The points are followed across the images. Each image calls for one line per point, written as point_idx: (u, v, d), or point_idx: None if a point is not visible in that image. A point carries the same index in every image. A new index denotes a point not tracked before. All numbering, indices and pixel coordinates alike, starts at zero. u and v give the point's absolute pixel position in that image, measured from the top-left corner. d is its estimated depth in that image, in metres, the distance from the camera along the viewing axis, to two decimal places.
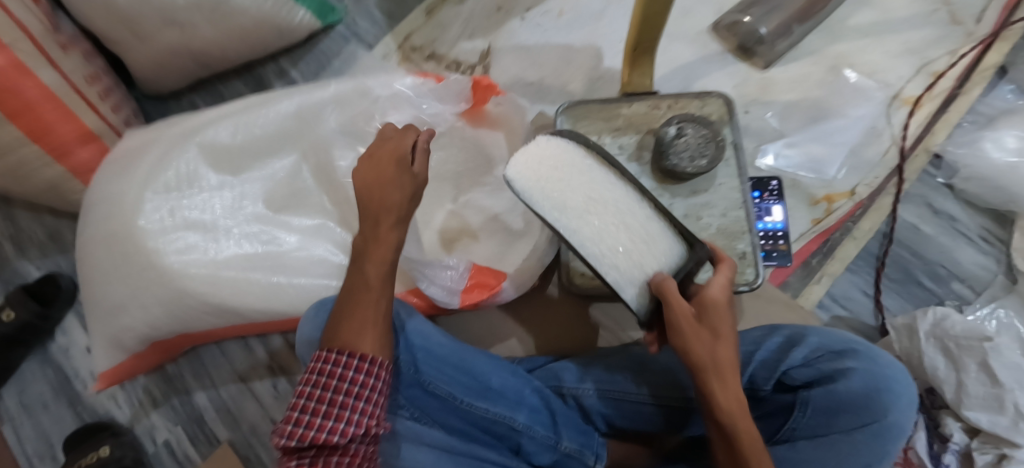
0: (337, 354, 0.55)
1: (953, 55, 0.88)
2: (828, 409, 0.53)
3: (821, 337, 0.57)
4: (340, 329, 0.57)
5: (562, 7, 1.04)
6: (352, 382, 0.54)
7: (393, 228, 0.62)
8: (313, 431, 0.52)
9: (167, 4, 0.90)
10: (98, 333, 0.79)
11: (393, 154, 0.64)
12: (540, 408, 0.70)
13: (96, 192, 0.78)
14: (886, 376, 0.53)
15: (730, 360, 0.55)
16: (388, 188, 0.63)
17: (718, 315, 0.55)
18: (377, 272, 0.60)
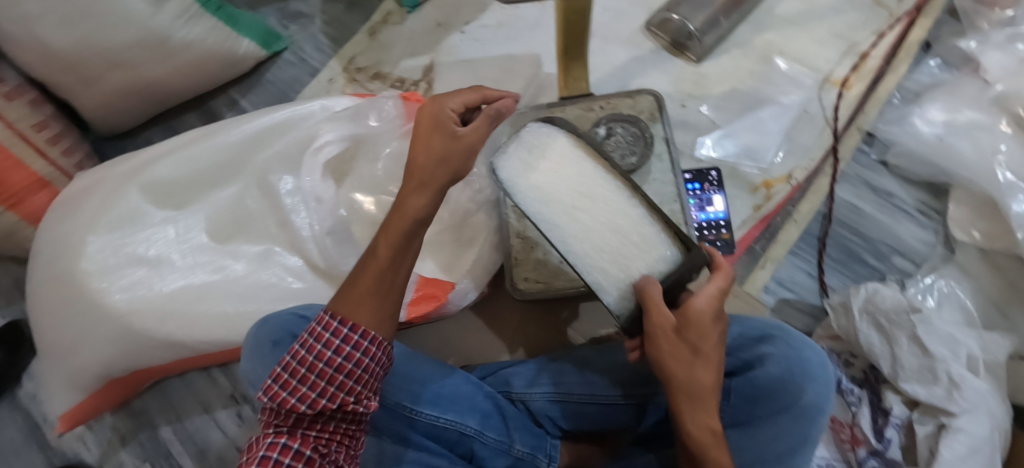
0: (332, 320, 0.53)
1: (878, 35, 0.92)
2: (749, 395, 0.59)
3: (741, 326, 0.63)
4: (347, 293, 0.54)
5: (499, 20, 1.08)
6: (340, 354, 0.52)
7: (414, 192, 0.56)
8: (291, 398, 0.51)
9: (109, 46, 0.91)
10: (55, 375, 0.80)
11: (438, 118, 0.57)
12: (492, 413, 0.71)
13: (44, 234, 0.80)
14: (799, 358, 0.58)
15: (714, 383, 0.53)
16: (422, 148, 0.57)
17: (704, 335, 0.53)
18: (387, 242, 0.55)
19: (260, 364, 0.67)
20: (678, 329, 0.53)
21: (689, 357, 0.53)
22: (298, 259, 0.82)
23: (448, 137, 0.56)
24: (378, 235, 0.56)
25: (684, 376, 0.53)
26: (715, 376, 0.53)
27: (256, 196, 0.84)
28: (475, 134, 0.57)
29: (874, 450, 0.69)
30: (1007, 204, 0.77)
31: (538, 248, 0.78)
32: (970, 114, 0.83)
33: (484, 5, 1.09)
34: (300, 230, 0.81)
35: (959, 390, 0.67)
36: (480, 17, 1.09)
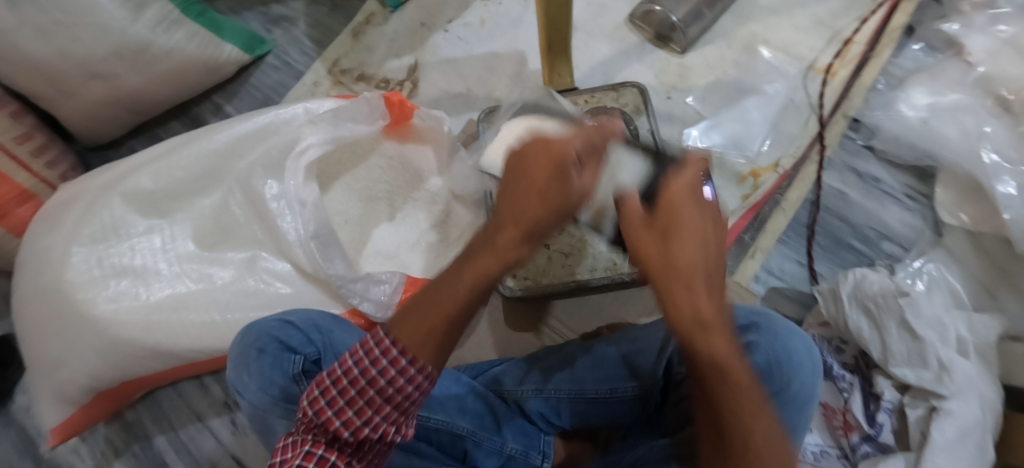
0: (391, 346, 0.46)
1: (860, 20, 0.93)
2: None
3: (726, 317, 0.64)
4: (412, 326, 0.47)
5: (482, 18, 1.07)
6: (391, 385, 0.46)
7: (514, 242, 0.47)
8: (333, 417, 0.46)
9: (86, 56, 0.90)
10: (42, 388, 0.80)
11: (556, 155, 0.49)
12: (483, 413, 0.71)
13: (27, 247, 0.79)
14: (783, 348, 0.58)
15: (703, 265, 0.43)
16: (528, 179, 0.48)
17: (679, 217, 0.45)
18: (471, 282, 0.46)
19: (244, 371, 0.67)
20: (645, 219, 0.47)
21: (663, 242, 0.45)
22: (286, 264, 0.82)
23: (563, 178, 0.48)
24: (460, 273, 0.47)
25: (659, 263, 0.44)
26: (701, 255, 0.44)
27: (239, 201, 0.84)
28: (590, 180, 0.50)
29: (867, 435, 0.69)
30: (993, 186, 0.77)
31: None
32: (954, 97, 0.83)
33: (467, 3, 1.09)
34: (286, 234, 0.80)
35: (950, 373, 0.66)
36: (463, 15, 1.08)
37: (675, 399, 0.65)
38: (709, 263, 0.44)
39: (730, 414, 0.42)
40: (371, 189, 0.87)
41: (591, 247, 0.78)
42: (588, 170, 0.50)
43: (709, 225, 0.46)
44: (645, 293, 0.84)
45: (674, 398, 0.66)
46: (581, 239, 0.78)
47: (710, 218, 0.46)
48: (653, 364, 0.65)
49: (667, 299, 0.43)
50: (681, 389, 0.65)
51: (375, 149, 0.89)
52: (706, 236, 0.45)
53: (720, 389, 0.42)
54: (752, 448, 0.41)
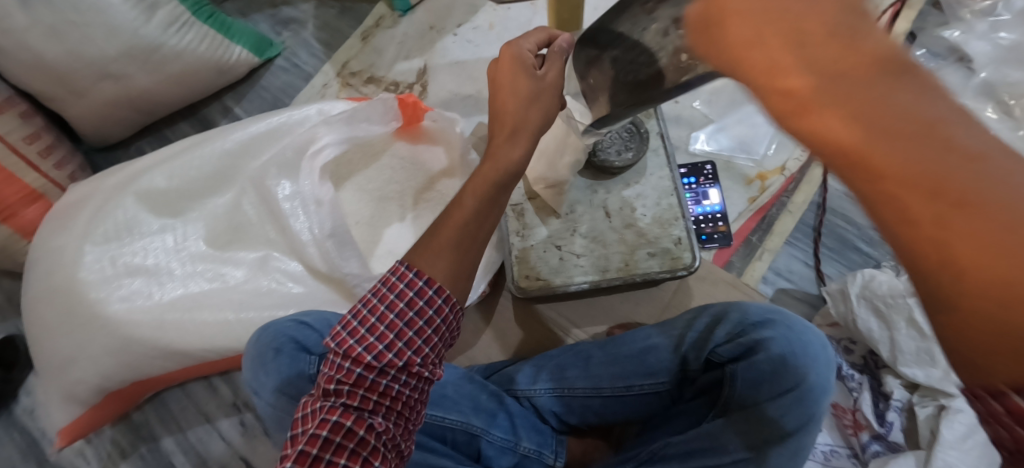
0: (408, 270, 0.49)
1: None
2: (752, 380, 0.59)
3: (741, 312, 0.64)
4: (427, 246, 0.50)
5: (491, 21, 1.08)
6: (413, 308, 0.48)
7: (506, 143, 0.53)
8: (357, 345, 0.47)
9: (97, 57, 0.91)
10: (52, 389, 0.80)
11: (514, 62, 0.55)
12: (496, 411, 0.71)
13: (39, 247, 0.80)
14: (798, 341, 0.60)
15: (769, 32, 0.30)
16: (504, 89, 0.54)
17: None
18: (474, 190, 0.52)
19: (262, 370, 0.67)
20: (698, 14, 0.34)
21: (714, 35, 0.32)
22: (298, 264, 0.82)
23: (527, 77, 0.54)
24: (466, 184, 0.53)
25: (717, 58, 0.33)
26: (761, 26, 0.30)
27: (252, 201, 0.84)
28: (553, 73, 0.55)
29: (877, 434, 0.70)
30: None
31: (538, 246, 0.78)
32: None
33: (476, 7, 1.10)
34: (299, 234, 0.81)
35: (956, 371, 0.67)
36: (472, 19, 1.09)
37: (690, 396, 0.66)
38: (779, 29, 0.30)
39: (886, 218, 0.28)
40: (383, 190, 0.88)
41: (604, 248, 0.77)
42: (547, 64, 0.56)
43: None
44: (654, 294, 0.85)
45: (690, 394, 0.66)
46: (593, 240, 0.78)
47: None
48: (668, 361, 0.66)
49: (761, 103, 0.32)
50: (695, 385, 0.66)
51: (387, 150, 0.89)
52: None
53: (864, 190, 0.29)
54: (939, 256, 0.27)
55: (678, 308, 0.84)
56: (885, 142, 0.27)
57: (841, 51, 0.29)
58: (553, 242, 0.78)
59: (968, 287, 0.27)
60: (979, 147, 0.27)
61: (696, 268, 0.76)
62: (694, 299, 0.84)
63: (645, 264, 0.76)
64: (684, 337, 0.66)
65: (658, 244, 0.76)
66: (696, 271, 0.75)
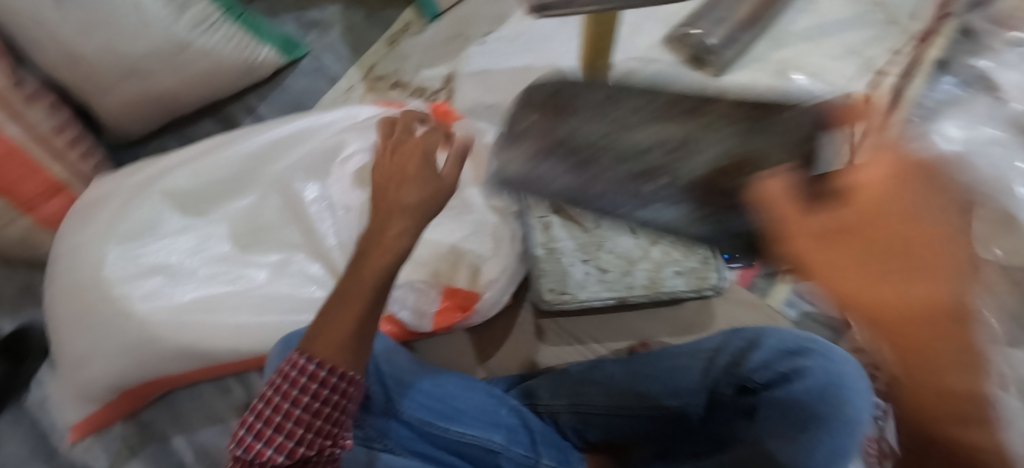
0: (309, 362, 0.55)
1: (891, 53, 0.94)
2: (785, 404, 0.58)
3: (776, 340, 0.65)
4: (323, 333, 0.56)
5: (516, 32, 1.08)
6: (313, 397, 0.54)
7: (401, 231, 0.58)
8: (261, 444, 0.53)
9: (128, 53, 0.90)
10: (68, 383, 0.79)
11: (417, 153, 0.62)
12: (516, 427, 0.70)
13: (62, 241, 0.79)
14: (836, 371, 0.59)
15: (883, 268, 0.31)
16: (399, 176, 0.60)
17: (859, 201, 0.33)
18: (374, 273, 0.56)
19: None
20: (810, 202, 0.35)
21: (838, 265, 0.32)
22: (320, 267, 0.82)
23: (427, 171, 0.61)
24: (359, 272, 0.57)
25: (843, 290, 0.32)
26: (875, 266, 0.31)
27: (274, 203, 0.83)
28: (450, 172, 0.62)
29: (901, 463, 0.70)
30: None
31: (564, 259, 0.78)
32: None
33: (503, 17, 1.11)
34: (325, 239, 0.82)
35: None
36: (498, 28, 1.10)
37: (723, 420, 0.65)
38: (881, 256, 0.31)
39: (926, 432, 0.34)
40: None
41: (630, 264, 0.77)
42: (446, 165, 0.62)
43: (884, 182, 0.33)
44: (676, 312, 0.84)
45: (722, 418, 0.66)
46: (619, 257, 0.77)
47: (885, 158, 0.34)
48: (697, 381, 0.66)
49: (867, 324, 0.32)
50: (727, 409, 0.65)
51: None
52: (900, 191, 0.32)
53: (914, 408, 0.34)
54: None
55: (701, 328, 0.83)
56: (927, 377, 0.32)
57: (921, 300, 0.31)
58: (578, 255, 0.78)
59: None
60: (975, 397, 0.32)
61: (722, 287, 0.75)
62: (717, 320, 0.83)
63: (671, 282, 0.76)
64: (713, 360, 0.67)
65: (686, 263, 0.76)
66: (722, 291, 0.75)
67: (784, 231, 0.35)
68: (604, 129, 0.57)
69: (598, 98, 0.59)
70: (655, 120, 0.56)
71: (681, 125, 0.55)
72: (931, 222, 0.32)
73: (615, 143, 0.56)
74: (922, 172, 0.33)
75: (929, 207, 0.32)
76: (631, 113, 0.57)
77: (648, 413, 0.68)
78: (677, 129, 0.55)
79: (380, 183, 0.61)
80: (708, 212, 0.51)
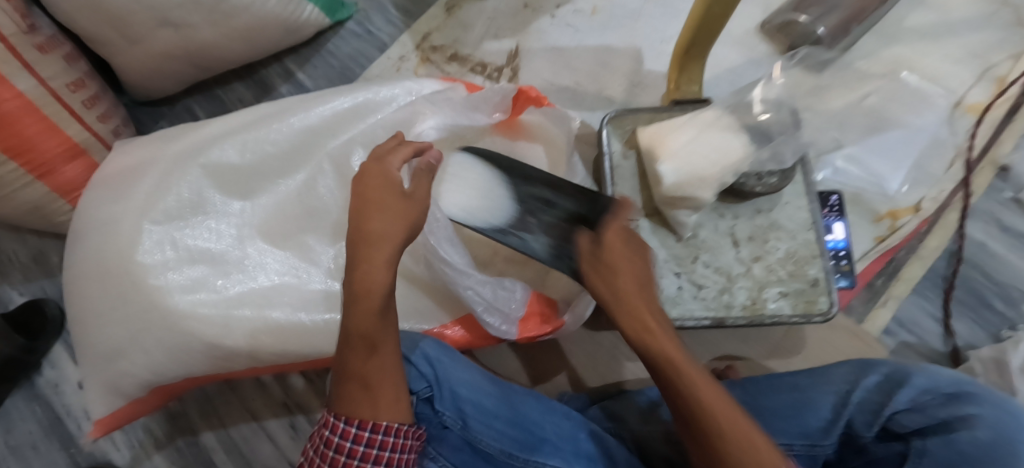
0: (336, 421, 0.51)
1: (1016, 58, 0.84)
2: (947, 461, 0.48)
3: (927, 378, 0.53)
4: (343, 390, 0.53)
5: (595, 6, 0.97)
6: (354, 457, 0.50)
7: (381, 265, 0.54)
8: None
9: (160, 0, 0.80)
10: (93, 376, 0.71)
11: (382, 181, 0.58)
12: (598, 456, 0.64)
13: (88, 217, 0.70)
14: (1012, 426, 0.49)
15: (619, 279, 0.56)
16: (369, 206, 0.56)
17: (603, 243, 0.59)
18: (364, 323, 0.53)
19: None
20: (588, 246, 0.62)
21: (607, 279, 0.57)
22: None
23: (406, 202, 0.58)
24: (352, 316, 0.54)
25: (603, 293, 0.57)
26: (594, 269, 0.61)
27: (329, 182, 0.74)
28: (421, 188, 0.59)
29: None
30: None
31: None
32: None
33: None
34: None
35: None
36: (573, 1, 0.98)
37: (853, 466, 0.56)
38: (604, 269, 0.57)
39: (688, 402, 0.50)
40: None
41: (729, 281, 0.69)
42: (414, 184, 0.59)
43: (618, 234, 0.58)
44: (765, 334, 0.77)
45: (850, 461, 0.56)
46: (716, 271, 0.69)
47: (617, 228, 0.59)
48: (828, 420, 0.55)
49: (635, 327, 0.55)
50: (865, 456, 0.55)
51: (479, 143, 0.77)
52: (626, 239, 0.59)
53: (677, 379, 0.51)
54: (711, 427, 0.49)
55: (790, 352, 0.76)
56: (673, 354, 0.52)
57: (638, 299, 0.55)
58: (670, 267, 0.70)
59: (724, 439, 0.48)
60: (692, 373, 0.51)
61: (832, 315, 0.67)
62: (809, 344, 0.76)
63: (776, 304, 0.68)
64: (847, 396, 0.55)
65: (791, 284, 0.68)
66: (833, 319, 0.67)
67: (580, 252, 0.61)
68: (481, 184, 0.70)
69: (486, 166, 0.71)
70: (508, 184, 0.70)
71: (559, 191, 0.68)
72: (632, 253, 0.58)
73: (495, 195, 0.69)
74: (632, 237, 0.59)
75: (640, 256, 0.58)
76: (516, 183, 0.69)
77: None
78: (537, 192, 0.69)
79: (352, 213, 0.57)
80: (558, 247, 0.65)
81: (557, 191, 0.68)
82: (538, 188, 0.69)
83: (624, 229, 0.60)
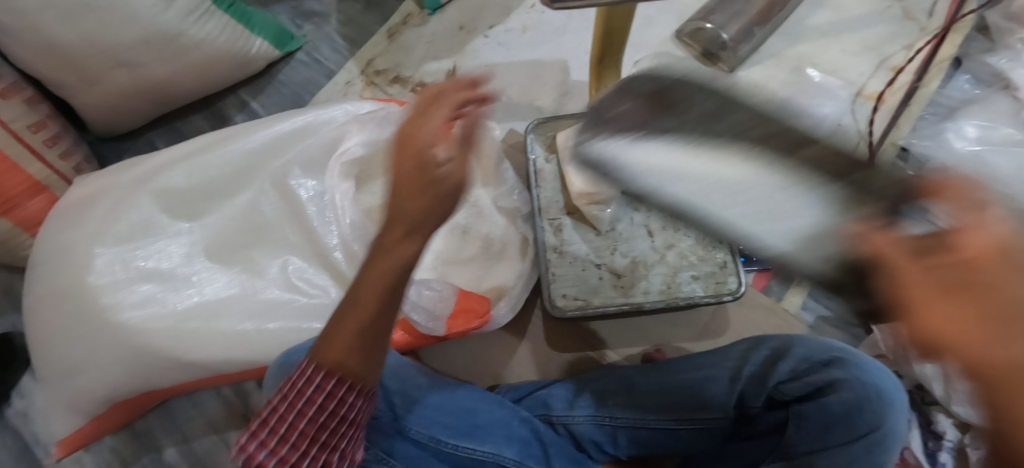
0: (315, 374, 0.47)
1: (909, 49, 0.91)
2: (822, 422, 0.55)
3: (807, 349, 0.60)
4: (333, 346, 0.48)
5: (524, 25, 1.05)
6: (320, 410, 0.48)
7: (403, 238, 0.47)
8: (263, 456, 0.48)
9: (113, 43, 0.86)
10: (55, 396, 0.75)
11: (418, 152, 0.47)
12: (529, 440, 0.67)
13: (46, 245, 0.74)
14: (873, 385, 0.55)
15: (981, 318, 0.30)
16: (404, 173, 0.47)
17: (991, 272, 0.31)
18: (373, 294, 0.47)
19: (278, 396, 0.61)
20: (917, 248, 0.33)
21: (971, 314, 0.30)
22: (318, 271, 0.77)
23: (427, 180, 0.46)
24: (363, 282, 0.48)
25: (992, 356, 0.30)
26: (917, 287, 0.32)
27: (272, 200, 0.79)
28: (459, 169, 0.47)
29: None
30: None
31: (576, 264, 0.76)
32: (1008, 132, 0.80)
33: (509, 8, 1.07)
34: (325, 239, 0.77)
35: None
36: (505, 21, 1.06)
37: (752, 435, 0.63)
38: (951, 296, 0.31)
39: None
40: None
41: (646, 269, 0.74)
42: (453, 156, 0.47)
43: (1000, 250, 0.31)
44: (691, 317, 0.82)
45: (751, 434, 0.63)
46: (634, 261, 0.75)
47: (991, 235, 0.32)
48: (724, 395, 0.62)
49: (1006, 406, 0.30)
50: (759, 424, 0.62)
51: None
52: (1009, 262, 0.31)
53: None
54: None
55: (716, 332, 0.81)
56: None
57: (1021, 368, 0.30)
58: (591, 259, 0.76)
59: None
60: None
61: (740, 293, 0.73)
62: (732, 323, 0.81)
63: (689, 287, 0.73)
64: (741, 370, 0.62)
65: (703, 267, 0.73)
66: (741, 297, 0.72)
67: (886, 263, 0.34)
68: (677, 154, 0.50)
69: (704, 109, 0.48)
70: (742, 144, 0.47)
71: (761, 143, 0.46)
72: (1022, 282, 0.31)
73: (715, 169, 0.49)
74: (1015, 255, 0.31)
75: None
76: (732, 131, 0.47)
77: (708, 424, 0.63)
78: (786, 156, 0.44)
79: (394, 179, 0.48)
80: (833, 246, 0.40)
81: (761, 146, 0.46)
82: (732, 131, 0.47)
83: (978, 208, 0.33)
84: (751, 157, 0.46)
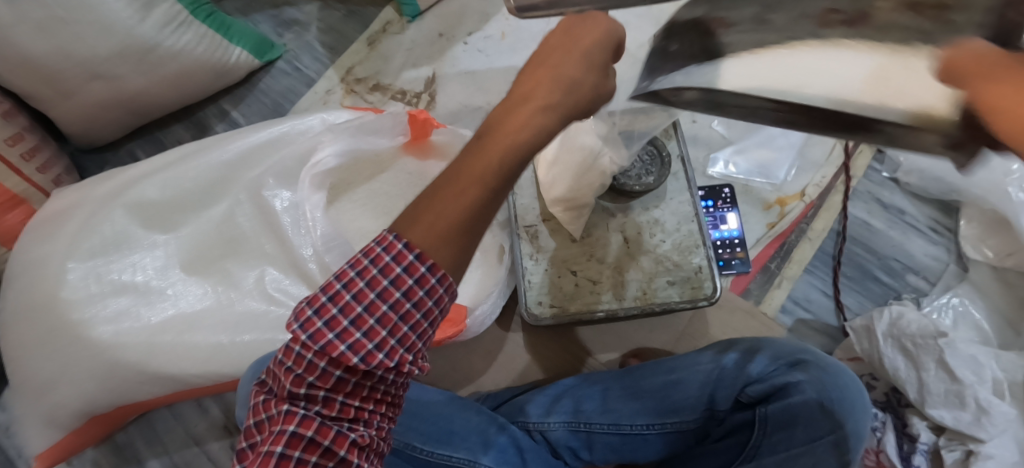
0: (399, 244, 0.43)
1: None
2: (785, 421, 0.56)
3: (772, 351, 0.62)
4: (421, 217, 0.44)
5: (503, 31, 1.04)
6: (407, 295, 0.43)
7: (530, 115, 0.44)
8: (331, 336, 0.42)
9: (89, 55, 0.85)
10: (30, 411, 0.74)
11: (592, 41, 0.43)
12: (507, 446, 0.66)
13: (19, 258, 0.74)
14: (835, 386, 0.57)
15: None
16: (561, 52, 0.43)
17: None
18: (488, 167, 0.44)
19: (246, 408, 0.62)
20: None
21: None
22: (294, 281, 0.77)
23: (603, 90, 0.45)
24: (482, 150, 0.44)
25: None
26: None
27: (248, 211, 0.79)
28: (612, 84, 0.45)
29: None
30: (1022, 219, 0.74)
31: (551, 271, 0.76)
32: None
33: (488, 14, 1.06)
34: (300, 249, 0.76)
35: (988, 416, 0.65)
36: (484, 27, 1.05)
37: (715, 437, 0.62)
38: None
39: None
40: (386, 203, 0.81)
41: (621, 275, 0.75)
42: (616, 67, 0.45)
43: None
44: (670, 322, 0.82)
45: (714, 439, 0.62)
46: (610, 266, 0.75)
47: None
48: (695, 397, 0.63)
49: None
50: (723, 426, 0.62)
51: (393, 165, 0.84)
52: None
53: None
54: None
55: (694, 336, 0.82)
56: None
57: None
58: (565, 266, 0.76)
59: None
60: None
61: (715, 298, 0.73)
62: (711, 328, 0.82)
63: (664, 293, 0.73)
64: (712, 374, 0.63)
65: (678, 273, 0.74)
66: (716, 301, 0.73)
67: None
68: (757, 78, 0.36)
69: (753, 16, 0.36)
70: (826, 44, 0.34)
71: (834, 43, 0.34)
72: None
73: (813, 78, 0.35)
74: None
75: None
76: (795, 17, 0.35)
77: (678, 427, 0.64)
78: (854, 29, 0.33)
79: (534, 59, 0.45)
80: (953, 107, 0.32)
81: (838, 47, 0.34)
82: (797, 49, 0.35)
83: None
84: (828, 45, 0.34)
